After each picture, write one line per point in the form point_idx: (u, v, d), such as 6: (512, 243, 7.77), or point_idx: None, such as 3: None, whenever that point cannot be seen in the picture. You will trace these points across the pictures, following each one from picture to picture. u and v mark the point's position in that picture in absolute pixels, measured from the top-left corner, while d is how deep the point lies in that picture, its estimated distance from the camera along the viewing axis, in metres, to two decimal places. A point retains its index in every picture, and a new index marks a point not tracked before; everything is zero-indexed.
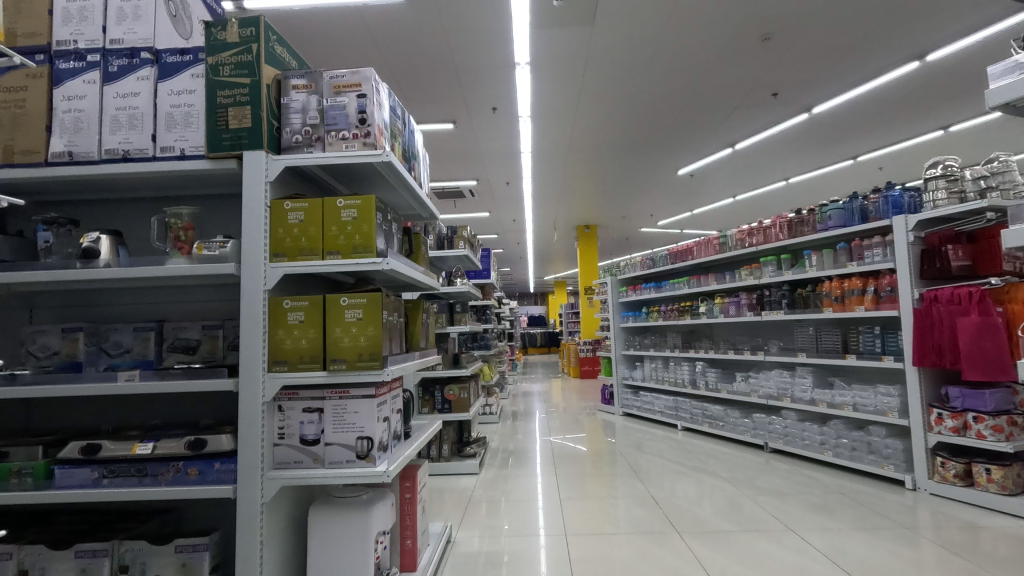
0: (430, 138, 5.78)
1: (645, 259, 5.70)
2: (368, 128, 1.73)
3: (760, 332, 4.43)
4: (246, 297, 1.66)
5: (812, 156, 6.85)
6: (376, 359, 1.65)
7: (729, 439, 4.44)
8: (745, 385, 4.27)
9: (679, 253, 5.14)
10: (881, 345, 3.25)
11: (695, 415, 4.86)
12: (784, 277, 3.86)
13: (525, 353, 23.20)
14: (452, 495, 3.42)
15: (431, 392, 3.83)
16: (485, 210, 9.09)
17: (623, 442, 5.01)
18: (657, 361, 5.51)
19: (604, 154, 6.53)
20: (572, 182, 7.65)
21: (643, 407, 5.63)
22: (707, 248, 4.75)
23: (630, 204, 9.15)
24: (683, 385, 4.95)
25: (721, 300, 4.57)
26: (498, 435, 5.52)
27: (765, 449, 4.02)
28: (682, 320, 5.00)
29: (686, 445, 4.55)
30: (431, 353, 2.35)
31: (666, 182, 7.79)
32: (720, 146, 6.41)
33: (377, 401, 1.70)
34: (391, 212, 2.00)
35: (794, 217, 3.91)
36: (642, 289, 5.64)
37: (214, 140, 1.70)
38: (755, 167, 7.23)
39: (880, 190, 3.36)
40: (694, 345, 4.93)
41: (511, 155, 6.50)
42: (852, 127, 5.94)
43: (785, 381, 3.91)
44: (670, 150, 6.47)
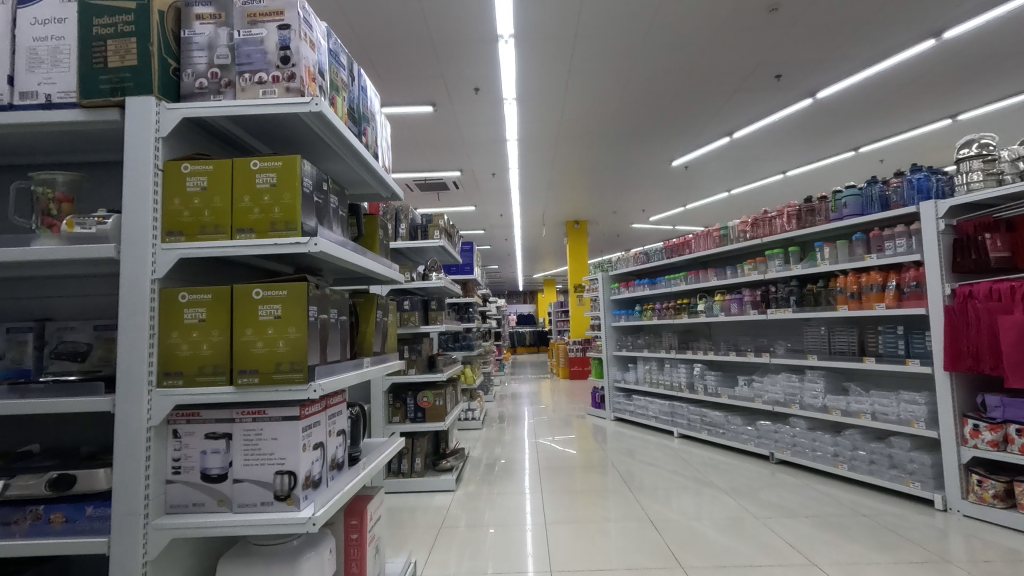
0: (408, 123, 5.38)
1: (638, 255, 5.32)
2: (293, 70, 1.33)
3: (764, 332, 4.07)
4: (126, 288, 1.25)
5: (813, 147, 6.52)
6: (300, 370, 1.25)
7: (730, 448, 4.09)
8: (749, 389, 3.91)
9: (675, 248, 4.78)
10: (905, 347, 2.91)
11: (692, 421, 4.50)
12: (792, 271, 3.50)
13: (513, 352, 22.82)
14: (424, 516, 3.03)
15: (402, 399, 3.42)
16: (470, 203, 8.70)
17: (615, 449, 4.64)
18: (651, 362, 5.15)
19: (595, 142, 6.15)
20: (561, 173, 7.27)
21: (636, 412, 5.26)
22: (706, 241, 4.40)
23: (622, 198, 8.80)
24: (680, 389, 4.58)
25: (721, 297, 4.22)
26: (480, 442, 5.13)
27: (771, 460, 3.67)
28: (678, 318, 4.64)
29: (684, 455, 4.19)
30: (389, 359, 1.95)
31: (659, 174, 7.43)
32: (717, 134, 6.06)
33: (303, 425, 1.30)
34: (331, 182, 1.60)
35: (803, 207, 3.53)
36: (635, 286, 5.28)
37: (88, 84, 1.30)
38: (753, 158, 6.90)
39: (903, 174, 3.01)
40: (691, 345, 4.57)
41: (496, 143, 6.11)
42: (856, 115, 5.61)
43: (793, 387, 3.55)
44: (665, 138, 6.11)
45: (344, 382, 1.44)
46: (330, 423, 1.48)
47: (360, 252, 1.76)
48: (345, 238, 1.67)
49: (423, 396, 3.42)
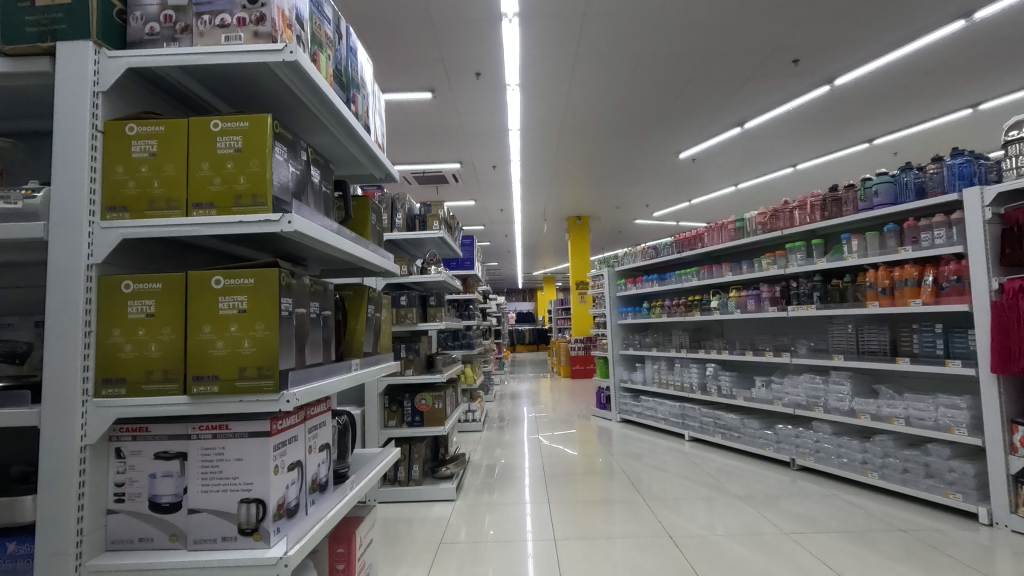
0: (406, 111, 5.15)
1: (646, 250, 5.09)
2: (261, 11, 1.10)
3: (782, 330, 3.85)
4: (55, 274, 1.02)
5: (826, 139, 6.29)
6: (270, 376, 1.02)
7: (746, 453, 3.86)
8: (767, 391, 3.68)
9: (686, 242, 4.55)
10: (944, 347, 2.68)
11: (705, 424, 4.27)
12: (817, 265, 3.27)
13: (513, 350, 22.60)
14: (421, 529, 2.79)
15: (398, 402, 3.19)
16: (471, 197, 8.46)
17: (624, 453, 4.41)
18: (660, 362, 4.92)
19: (601, 132, 5.92)
20: (565, 166, 7.04)
21: (644, 414, 5.03)
22: (719, 234, 4.16)
23: (626, 192, 8.57)
24: (692, 390, 4.35)
25: (737, 293, 3.99)
26: (481, 445, 4.90)
27: (791, 467, 3.44)
28: (690, 315, 4.42)
29: (697, 460, 3.96)
30: (383, 360, 1.72)
31: (665, 167, 7.20)
32: (728, 124, 5.83)
33: (275, 443, 1.06)
34: (312, 152, 1.36)
35: (828, 196, 3.30)
36: (643, 282, 5.06)
37: (11, 26, 1.06)
38: (764, 151, 6.68)
39: (941, 159, 2.78)
40: (704, 344, 4.34)
41: (497, 133, 5.87)
42: (873, 103, 5.38)
43: (816, 388, 3.33)
44: (673, 128, 5.89)
45: (326, 390, 1.21)
46: (310, 438, 1.24)
47: (349, 238, 1.53)
48: (332, 221, 1.44)
49: (422, 398, 3.19)
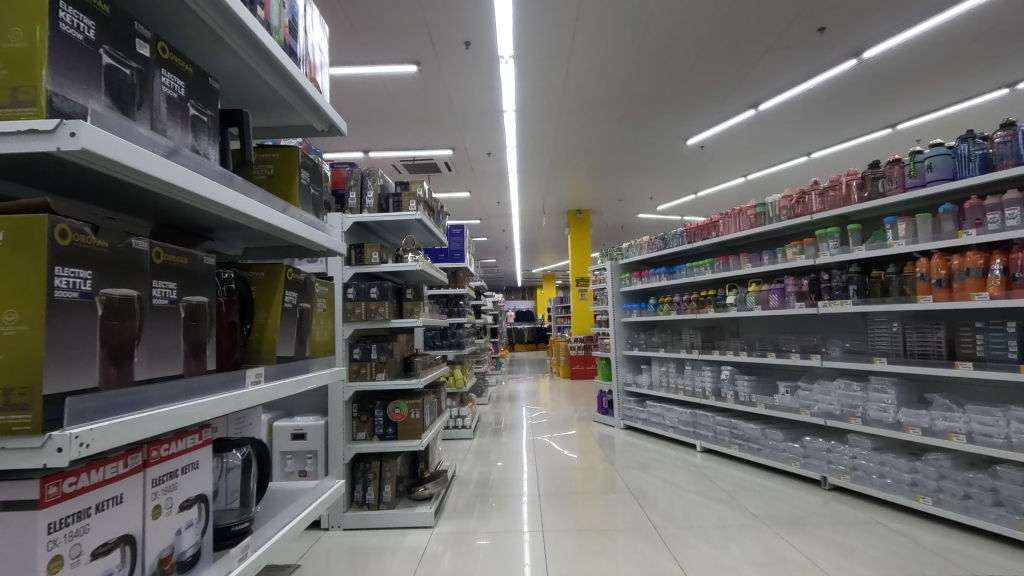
0: (391, 88, 4.69)
1: (653, 240, 4.64)
2: None
3: (809, 328, 3.40)
4: None
5: (846, 121, 5.83)
6: (28, 407, 0.57)
7: (767, 468, 3.41)
8: (793, 399, 3.23)
9: (698, 231, 4.09)
10: (1018, 349, 2.22)
11: (719, 434, 3.82)
12: (855, 254, 2.82)
13: (511, 349, 22.13)
14: (389, 561, 2.34)
15: (368, 411, 2.74)
16: (465, 187, 8.01)
17: (628, 464, 3.96)
18: (667, 364, 4.46)
19: (603, 112, 5.47)
20: (564, 152, 6.59)
21: (650, 421, 4.57)
22: (737, 221, 3.71)
23: (629, 183, 8.11)
24: (705, 396, 3.90)
25: (757, 287, 3.55)
26: (472, 453, 4.44)
27: (822, 485, 2.99)
28: (702, 312, 3.98)
29: (711, 475, 3.51)
30: (308, 366, 1.26)
31: (671, 154, 6.75)
32: (742, 106, 5.38)
33: (50, 521, 0.61)
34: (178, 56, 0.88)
35: (869, 173, 2.85)
36: (650, 276, 4.62)
37: None
38: (779, 137, 6.21)
39: (1013, 125, 2.32)
40: (719, 344, 3.90)
41: (491, 114, 5.42)
42: (902, 79, 4.91)
43: (852, 397, 2.88)
44: (682, 109, 5.43)
45: (173, 419, 0.75)
46: (155, 496, 0.79)
47: (255, 196, 1.09)
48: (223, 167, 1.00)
49: (396, 407, 2.74)
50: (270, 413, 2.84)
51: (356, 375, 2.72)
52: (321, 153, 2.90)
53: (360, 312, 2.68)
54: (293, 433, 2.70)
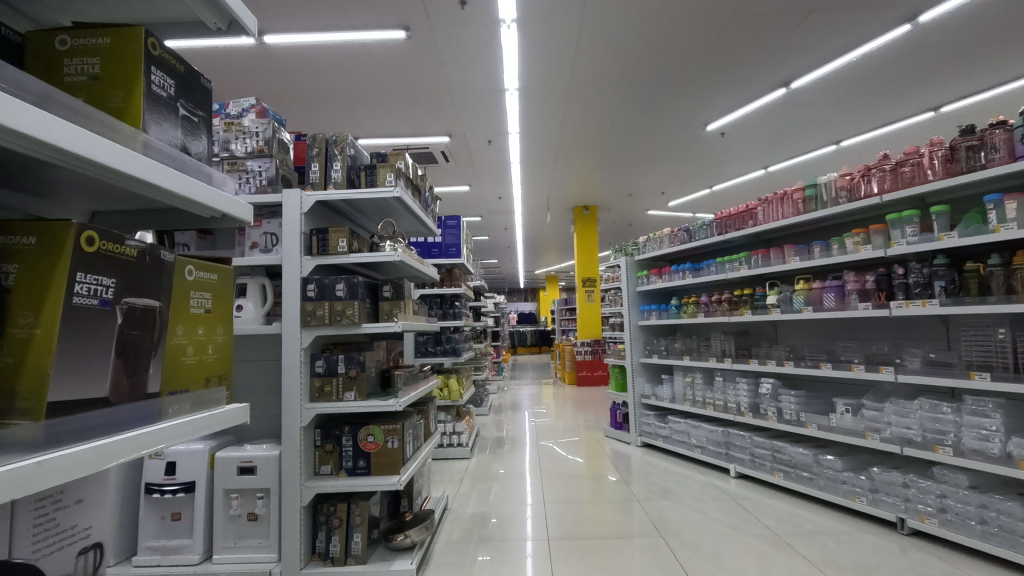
0: (377, 59, 4.15)
1: (676, 232, 4.08)
2: None
3: (873, 334, 2.82)
4: None
5: (885, 101, 5.24)
6: None
7: (820, 502, 2.83)
8: (855, 420, 2.67)
9: (731, 220, 3.53)
10: None
11: (758, 458, 3.24)
12: (943, 243, 2.25)
13: (513, 352, 21.46)
14: None
15: (333, 439, 2.18)
16: (464, 179, 7.45)
17: (647, 490, 3.39)
18: (693, 373, 3.89)
19: (616, 89, 4.91)
20: (570, 139, 6.03)
21: (673, 439, 3.99)
22: (780, 207, 3.15)
23: (640, 175, 7.54)
24: (740, 413, 3.33)
25: (806, 285, 2.98)
26: (468, 475, 3.84)
27: (900, 530, 2.40)
28: (736, 315, 3.42)
29: (750, 507, 2.93)
30: (141, 413, 0.70)
31: (689, 142, 6.18)
32: (772, 84, 4.83)
33: None
34: None
35: (961, 142, 2.27)
36: (672, 273, 4.06)
37: None
38: (809, 122, 5.65)
39: None
40: (756, 352, 3.33)
41: (489, 93, 4.87)
42: (957, 48, 4.32)
43: (938, 420, 2.30)
44: (704, 86, 4.86)
45: None
46: None
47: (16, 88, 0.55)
48: None
49: (369, 434, 2.17)
50: (210, 437, 2.27)
51: (318, 395, 2.16)
52: (284, 123, 2.39)
53: (323, 314, 2.12)
54: (240, 466, 2.14)
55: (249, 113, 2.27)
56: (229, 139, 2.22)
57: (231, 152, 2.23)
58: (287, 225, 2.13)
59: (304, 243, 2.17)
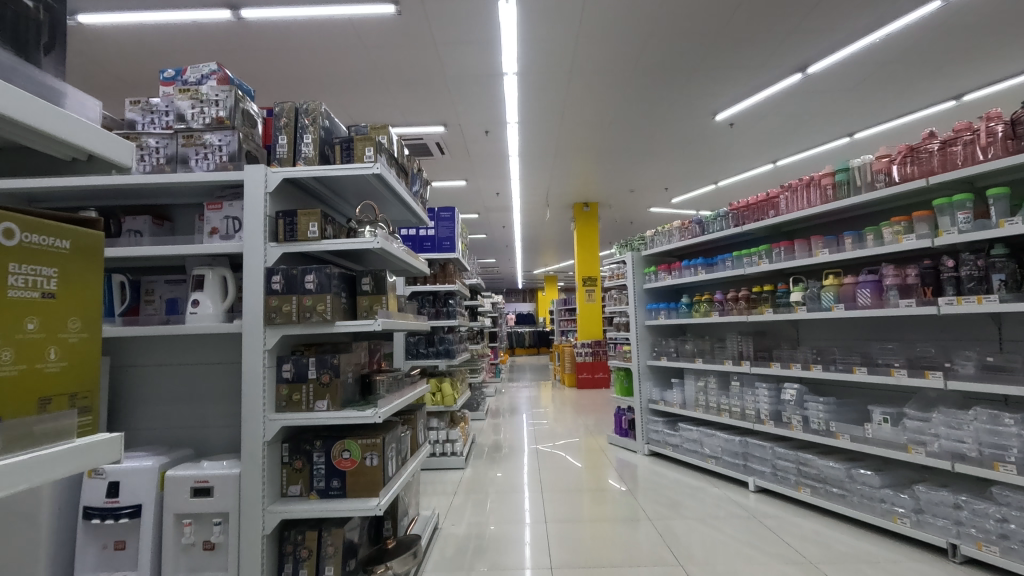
0: (365, 37, 3.85)
1: (687, 224, 3.79)
2: None
3: (913, 335, 2.53)
4: None
5: (906, 88, 4.95)
6: None
7: (853, 521, 2.54)
8: (895, 430, 2.37)
9: (750, 210, 3.24)
10: None
11: (780, 470, 2.95)
12: (1004, 230, 1.96)
13: (512, 353, 21.15)
14: None
15: (303, 455, 1.88)
16: (461, 173, 7.15)
17: (657, 504, 3.10)
18: (706, 377, 3.60)
19: (621, 73, 4.62)
20: (571, 129, 5.74)
21: (683, 447, 3.71)
22: (806, 194, 2.86)
23: (643, 170, 7.26)
24: (760, 421, 3.04)
25: (836, 281, 2.69)
26: (462, 487, 3.54)
27: (951, 558, 2.11)
28: (755, 314, 3.13)
29: (773, 525, 2.64)
30: None
31: (695, 133, 5.89)
32: (787, 69, 4.55)
33: None
34: None
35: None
36: (682, 269, 3.77)
37: None
38: (823, 111, 5.38)
39: None
40: (778, 354, 3.04)
41: (486, 77, 4.58)
42: (987, 28, 4.04)
43: (998, 432, 2.01)
44: (716, 70, 4.57)
45: None
46: None
47: None
48: None
49: (344, 449, 1.87)
50: (161, 451, 1.97)
51: (285, 404, 1.86)
52: (255, 97, 2.11)
53: (289, 310, 1.81)
54: (194, 487, 1.84)
55: (209, 79, 2.00)
56: (184, 108, 1.93)
57: (185, 124, 1.93)
58: (250, 206, 1.83)
59: (270, 227, 1.87)
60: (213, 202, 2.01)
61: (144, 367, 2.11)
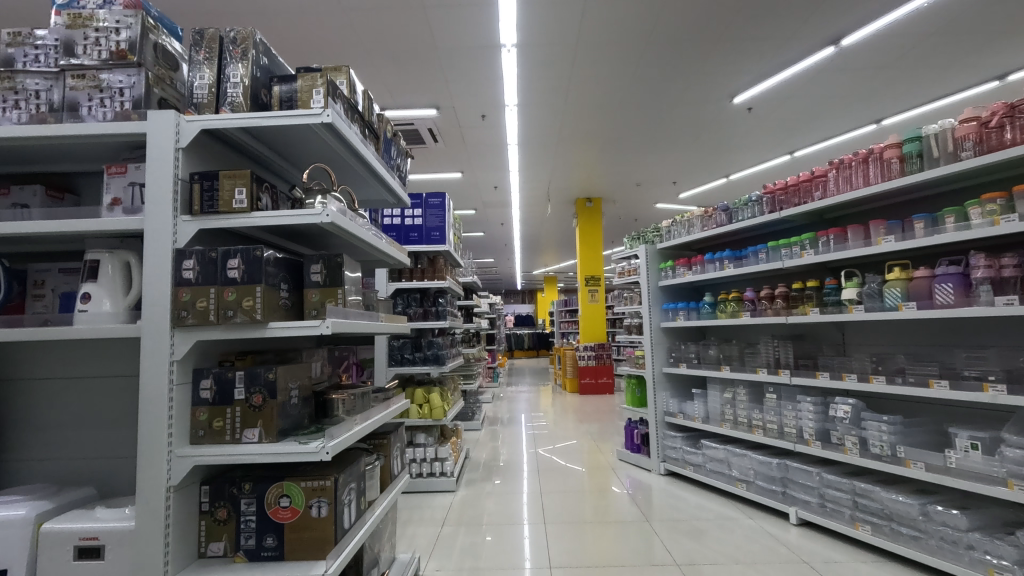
0: None
1: (711, 212, 3.31)
2: None
3: (1007, 341, 2.04)
4: None
5: (946, 65, 4.47)
6: None
7: (930, 570, 2.05)
8: (990, 460, 1.89)
9: (791, 192, 2.76)
10: None
11: (831, 502, 2.47)
12: None
13: (511, 356, 20.67)
14: None
15: (227, 502, 1.40)
16: (456, 164, 6.68)
17: (680, 535, 2.61)
18: (734, 388, 3.12)
19: (632, 47, 4.15)
20: (575, 113, 5.27)
21: (707, 468, 3.23)
22: (864, 171, 2.38)
23: (651, 161, 6.79)
24: (804, 442, 2.57)
25: (903, 274, 2.21)
26: (452, 514, 3.05)
27: None
28: (797, 315, 2.66)
29: (826, 570, 2.15)
30: None
31: (710, 117, 5.42)
32: (818, 42, 4.08)
33: None
34: None
35: None
36: (705, 263, 3.29)
37: None
38: (852, 92, 4.91)
39: None
40: (827, 363, 2.56)
41: (481, 51, 4.10)
42: None
43: None
44: (739, 43, 4.09)
45: None
46: None
47: None
48: None
49: (282, 495, 1.39)
50: (42, 492, 1.47)
51: (203, 434, 1.38)
52: (182, 37, 1.66)
53: (206, 307, 1.33)
54: (80, 547, 1.36)
55: (114, 6, 1.51)
56: (75, 40, 1.45)
57: (75, 59, 1.44)
58: (154, 165, 1.35)
59: (181, 194, 1.38)
60: (115, 165, 1.53)
61: (32, 380, 1.62)
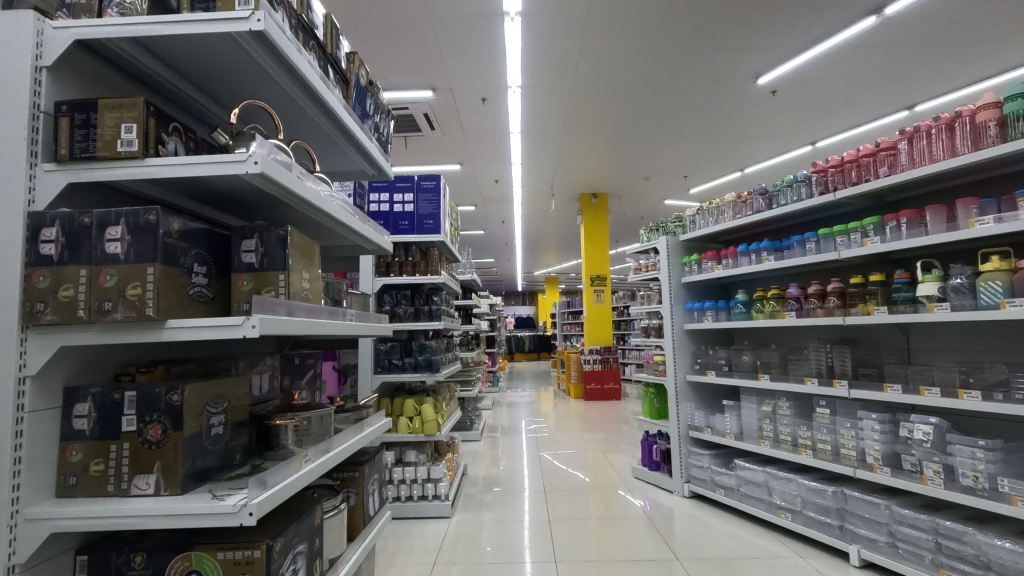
0: None
1: (745, 197, 2.88)
2: None
3: None
4: None
5: (995, 41, 4.05)
6: None
7: None
8: None
9: (848, 170, 2.33)
10: None
11: (904, 542, 2.04)
12: None
13: (511, 358, 20.24)
14: None
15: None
16: (455, 155, 6.25)
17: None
18: (774, 400, 2.69)
19: (651, 17, 3.71)
20: (583, 95, 4.85)
21: (741, 492, 2.79)
22: (948, 142, 1.95)
23: (663, 152, 6.38)
24: (868, 468, 2.13)
25: (1003, 264, 1.78)
26: (446, 544, 2.62)
27: None
28: (858, 314, 2.22)
29: None
30: None
31: (730, 101, 4.99)
32: (859, 11, 3.65)
33: None
34: None
35: None
36: (738, 256, 2.86)
37: None
38: (889, 72, 4.49)
39: None
40: (896, 373, 2.13)
41: (481, 20, 3.67)
42: None
43: None
44: (772, 12, 3.65)
45: None
46: None
47: None
48: None
49: (189, 572, 0.96)
50: None
51: (75, 483, 0.95)
52: None
53: (72, 297, 0.90)
54: None
55: None
56: None
57: None
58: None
59: (44, 132, 0.95)
60: None
61: None
